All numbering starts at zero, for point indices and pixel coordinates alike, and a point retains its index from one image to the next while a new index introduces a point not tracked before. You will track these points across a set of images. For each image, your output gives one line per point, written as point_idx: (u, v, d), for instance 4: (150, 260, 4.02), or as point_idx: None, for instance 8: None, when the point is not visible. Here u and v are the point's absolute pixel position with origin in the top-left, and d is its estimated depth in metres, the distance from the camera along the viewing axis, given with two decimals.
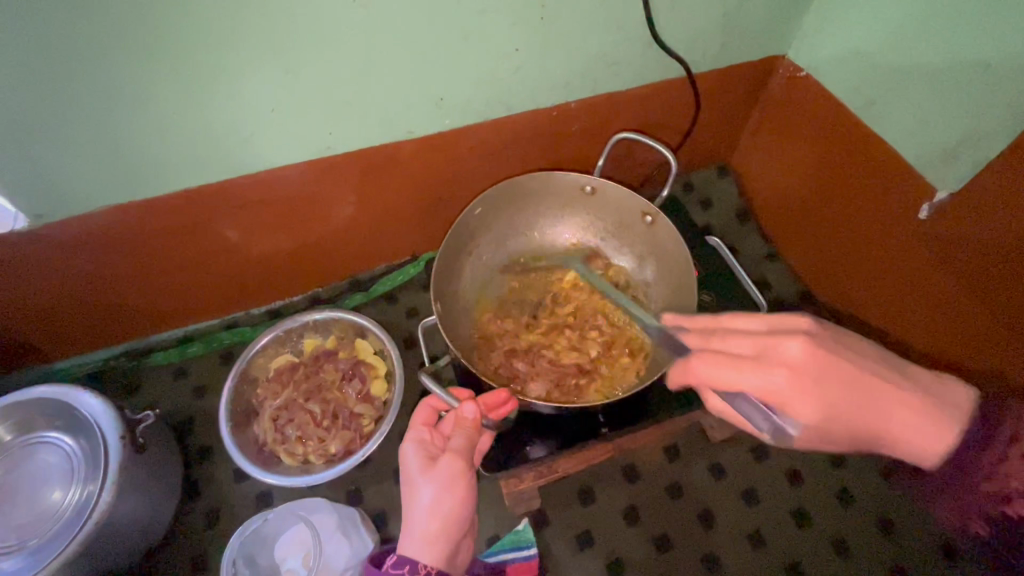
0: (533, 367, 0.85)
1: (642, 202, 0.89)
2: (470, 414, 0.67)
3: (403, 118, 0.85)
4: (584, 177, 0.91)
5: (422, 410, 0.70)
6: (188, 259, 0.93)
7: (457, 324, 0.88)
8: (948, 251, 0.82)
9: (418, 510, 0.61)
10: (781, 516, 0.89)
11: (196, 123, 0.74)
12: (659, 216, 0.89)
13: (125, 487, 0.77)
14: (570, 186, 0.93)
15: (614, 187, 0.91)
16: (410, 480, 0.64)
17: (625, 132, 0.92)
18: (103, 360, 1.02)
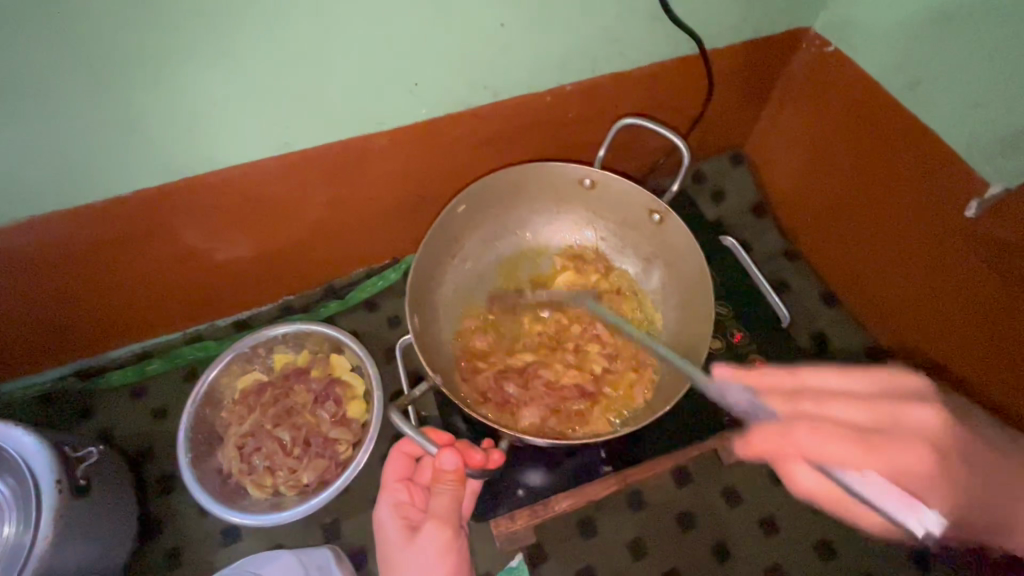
0: (526, 391, 0.74)
1: (649, 198, 0.78)
2: (449, 466, 0.59)
3: (373, 107, 0.73)
4: (583, 169, 0.79)
5: (396, 461, 0.66)
6: (136, 271, 0.82)
7: (439, 340, 0.78)
8: (1003, 257, 0.71)
9: None
10: (803, 548, 0.81)
11: (124, 117, 0.63)
12: (668, 214, 0.78)
13: (65, 536, 0.67)
14: (566, 179, 0.81)
15: (616, 181, 0.80)
16: (394, 550, 0.61)
17: (628, 118, 0.80)
18: (49, 382, 0.92)
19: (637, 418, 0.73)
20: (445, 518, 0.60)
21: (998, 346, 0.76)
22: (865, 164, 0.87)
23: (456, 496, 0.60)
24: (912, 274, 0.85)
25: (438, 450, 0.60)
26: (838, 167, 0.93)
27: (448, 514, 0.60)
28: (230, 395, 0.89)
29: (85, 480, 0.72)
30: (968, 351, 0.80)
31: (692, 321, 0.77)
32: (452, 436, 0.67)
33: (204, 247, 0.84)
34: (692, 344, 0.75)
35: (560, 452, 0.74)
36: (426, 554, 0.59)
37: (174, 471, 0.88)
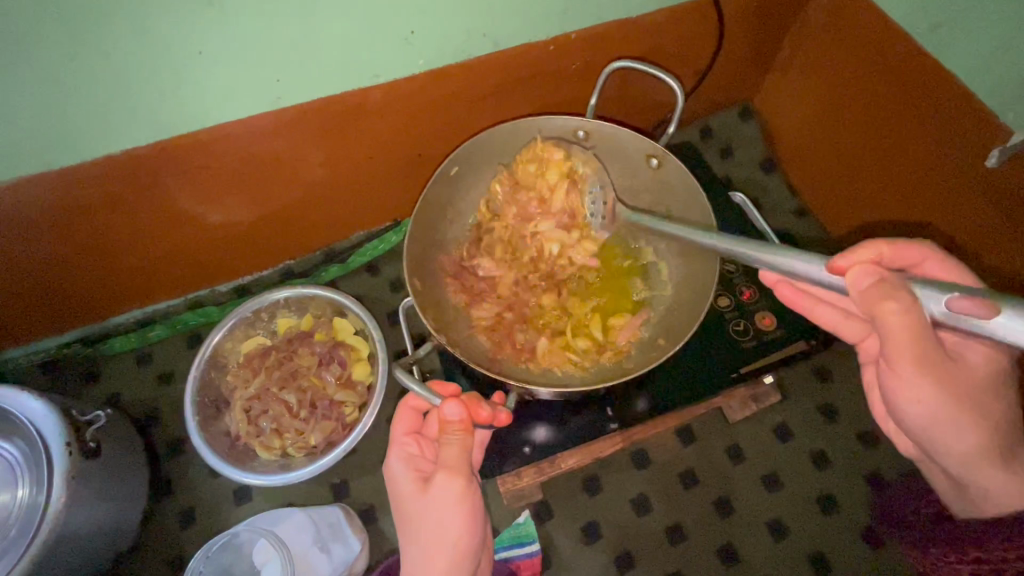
0: (519, 343, 0.76)
1: (647, 143, 0.76)
2: (454, 416, 0.57)
3: (366, 57, 0.70)
4: (577, 120, 0.78)
5: (405, 415, 0.66)
6: (130, 235, 0.81)
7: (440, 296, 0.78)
8: (988, 208, 0.73)
9: (437, 533, 0.57)
10: (806, 502, 0.82)
11: (105, 71, 0.60)
12: (666, 158, 0.76)
13: (77, 496, 0.68)
14: (561, 132, 0.80)
15: (610, 131, 0.78)
16: (410, 502, 0.60)
17: (620, 60, 0.76)
18: (54, 348, 0.92)
19: (638, 366, 0.72)
20: (457, 469, 0.57)
21: (999, 300, 0.75)
22: (871, 114, 0.85)
23: (465, 446, 0.57)
24: (917, 227, 0.84)
25: (442, 401, 0.59)
26: (842, 119, 0.91)
27: (459, 465, 0.57)
28: (235, 359, 0.89)
29: (94, 443, 0.72)
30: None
31: (693, 267, 0.77)
32: (459, 387, 0.66)
33: (199, 209, 0.82)
34: (690, 290, 0.76)
35: (565, 409, 0.74)
36: (442, 508, 0.57)
37: (182, 435, 0.90)
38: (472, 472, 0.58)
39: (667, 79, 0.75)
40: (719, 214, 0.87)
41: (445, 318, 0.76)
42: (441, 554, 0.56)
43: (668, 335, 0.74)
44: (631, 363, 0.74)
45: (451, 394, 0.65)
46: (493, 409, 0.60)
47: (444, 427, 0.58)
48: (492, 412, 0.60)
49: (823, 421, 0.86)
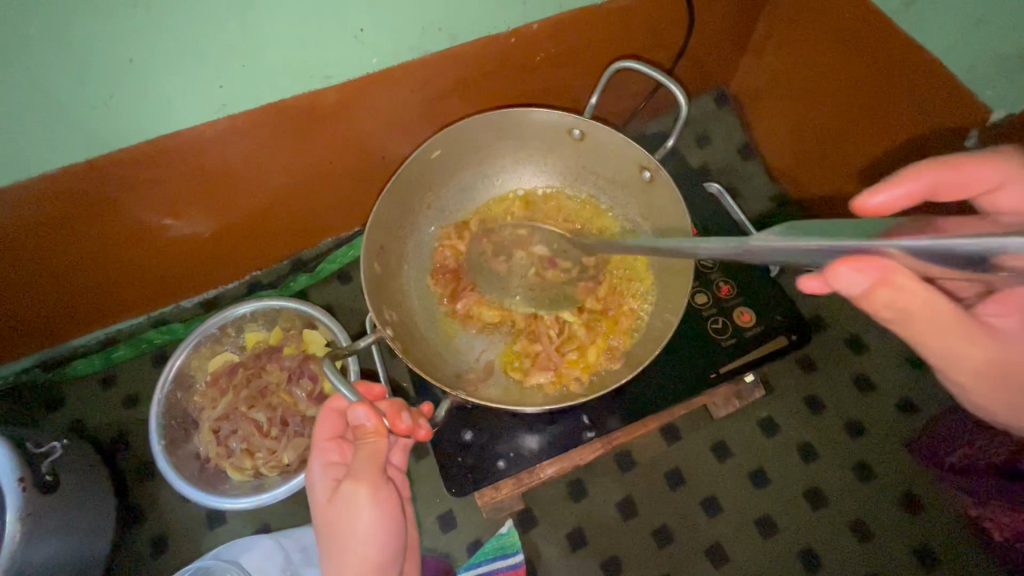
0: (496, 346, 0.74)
1: (641, 153, 0.71)
2: (364, 421, 0.55)
3: (315, 57, 0.66)
4: (570, 119, 0.74)
5: (327, 417, 0.61)
6: (81, 253, 0.77)
7: (405, 296, 0.74)
8: None
9: (360, 539, 0.54)
10: (795, 496, 0.80)
11: (30, 86, 0.56)
12: (658, 172, 0.72)
13: (34, 533, 0.65)
14: (550, 127, 0.75)
15: (608, 132, 0.73)
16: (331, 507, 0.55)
17: (628, 61, 0.72)
18: (11, 374, 0.88)
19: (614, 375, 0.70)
20: (369, 475, 0.54)
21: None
22: (864, 97, 0.80)
23: (377, 454, 0.55)
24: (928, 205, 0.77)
25: (353, 404, 0.56)
26: (834, 104, 0.85)
27: (368, 468, 0.54)
28: (202, 378, 0.86)
29: (51, 476, 0.69)
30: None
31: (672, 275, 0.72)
32: (385, 389, 0.64)
33: (151, 224, 0.78)
34: (672, 300, 0.70)
35: (542, 419, 0.71)
36: (351, 513, 0.54)
37: (152, 459, 0.86)
38: (385, 477, 0.55)
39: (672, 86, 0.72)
40: (696, 206, 0.84)
41: (404, 315, 0.73)
42: (351, 564, 0.54)
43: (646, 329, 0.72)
44: (617, 364, 0.70)
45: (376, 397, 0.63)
46: (416, 419, 0.58)
47: (357, 432, 0.55)
48: (412, 424, 0.57)
49: (809, 413, 0.84)
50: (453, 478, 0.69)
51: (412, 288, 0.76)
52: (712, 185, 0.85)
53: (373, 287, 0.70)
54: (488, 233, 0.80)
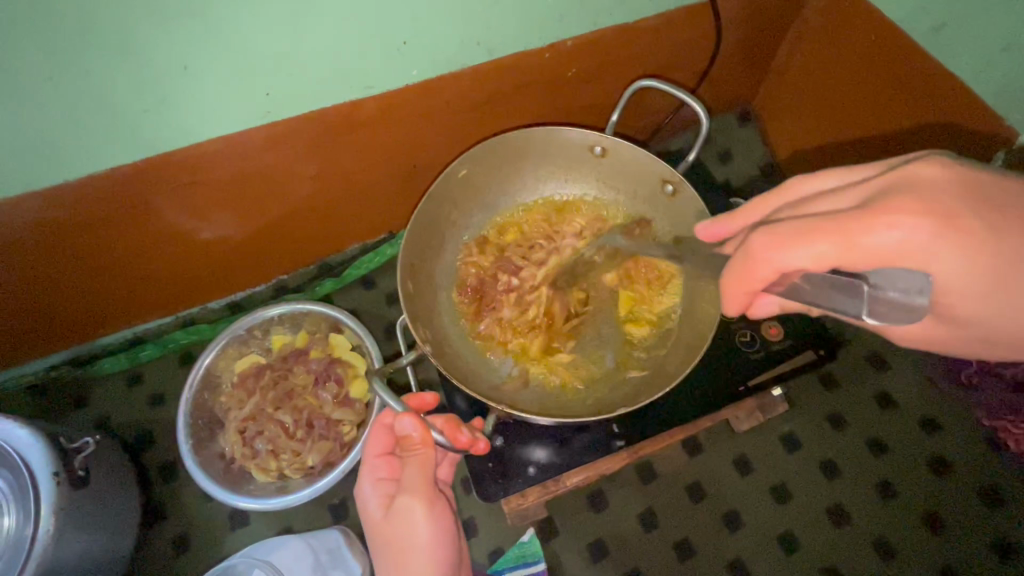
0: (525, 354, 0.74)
1: (665, 167, 0.74)
2: (410, 430, 0.56)
3: (358, 68, 0.68)
4: (596, 136, 0.76)
5: (380, 435, 0.60)
6: (119, 253, 0.79)
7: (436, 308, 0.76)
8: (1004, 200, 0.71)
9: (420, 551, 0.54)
10: (816, 513, 0.80)
11: (87, 89, 0.58)
12: (681, 185, 0.73)
13: (67, 527, 0.66)
14: (578, 142, 0.77)
15: (633, 150, 0.76)
16: (388, 521, 0.55)
17: (645, 79, 0.73)
18: (40, 371, 0.89)
19: (638, 384, 0.70)
20: (423, 488, 0.55)
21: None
22: (889, 120, 0.81)
23: (424, 463, 0.56)
24: None
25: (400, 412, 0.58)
26: (858, 127, 0.87)
27: (420, 482, 0.55)
28: (229, 379, 0.87)
29: (83, 471, 0.70)
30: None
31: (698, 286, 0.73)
32: (436, 397, 0.64)
33: (187, 226, 0.80)
34: (699, 311, 0.71)
35: (567, 428, 0.71)
36: (410, 525, 0.54)
37: (176, 457, 0.87)
38: (438, 492, 0.56)
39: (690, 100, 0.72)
40: None
41: (437, 329, 0.74)
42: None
43: (674, 336, 0.72)
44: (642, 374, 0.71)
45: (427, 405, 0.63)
46: (471, 435, 0.59)
47: (404, 441, 0.57)
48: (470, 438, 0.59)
49: (830, 429, 0.84)
50: (481, 481, 0.70)
51: (444, 297, 0.77)
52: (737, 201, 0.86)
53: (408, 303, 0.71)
54: (514, 246, 0.81)
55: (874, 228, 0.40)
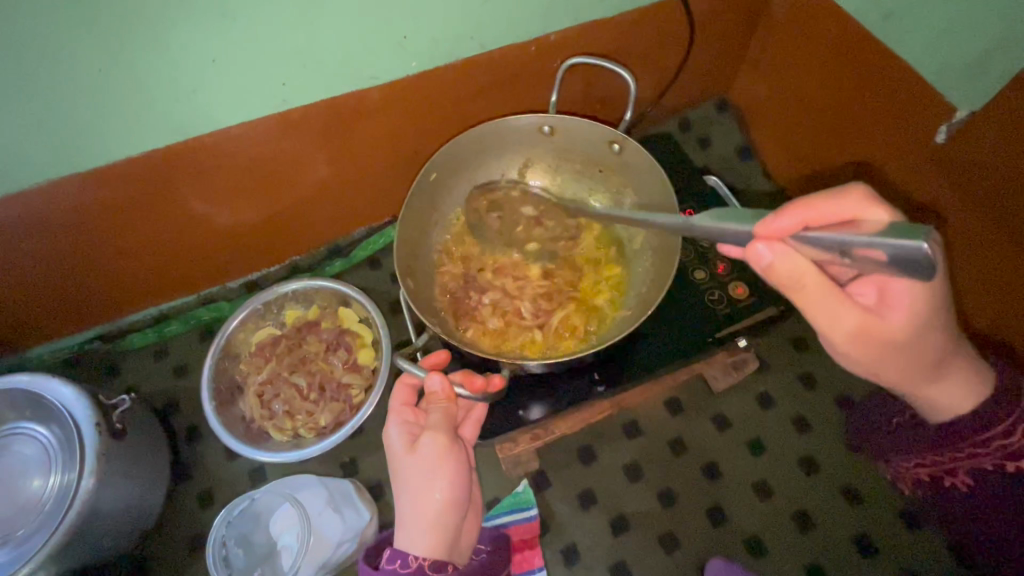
0: (518, 313, 0.80)
1: (607, 129, 0.80)
2: (438, 387, 0.65)
3: (364, 61, 0.76)
4: (540, 118, 0.83)
5: (400, 390, 0.69)
6: (149, 234, 0.87)
7: (428, 284, 0.83)
8: (971, 177, 0.74)
9: (438, 486, 0.60)
10: (789, 464, 0.87)
11: (129, 79, 0.66)
12: (626, 142, 0.81)
13: (107, 472, 0.74)
14: (526, 127, 0.85)
15: (575, 124, 0.83)
16: (411, 457, 0.62)
17: (571, 59, 0.81)
18: (76, 345, 0.98)
19: (613, 335, 0.77)
20: (445, 430, 0.63)
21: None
22: (856, 101, 0.88)
23: (447, 413, 0.64)
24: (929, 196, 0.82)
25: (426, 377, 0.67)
26: (830, 109, 0.93)
27: (443, 424, 0.63)
28: (247, 350, 0.95)
29: (120, 425, 0.78)
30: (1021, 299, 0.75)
31: (664, 235, 0.81)
32: (447, 354, 0.74)
33: (210, 208, 0.88)
34: (662, 255, 0.80)
35: (554, 378, 0.77)
36: (433, 458, 0.61)
37: (199, 422, 0.95)
38: (457, 437, 0.64)
39: (616, 69, 0.80)
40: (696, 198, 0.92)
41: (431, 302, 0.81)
42: (428, 507, 0.60)
43: (644, 282, 0.80)
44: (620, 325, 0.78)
45: (442, 360, 0.72)
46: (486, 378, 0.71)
47: (430, 396, 0.66)
48: (486, 379, 0.71)
49: (802, 388, 0.91)
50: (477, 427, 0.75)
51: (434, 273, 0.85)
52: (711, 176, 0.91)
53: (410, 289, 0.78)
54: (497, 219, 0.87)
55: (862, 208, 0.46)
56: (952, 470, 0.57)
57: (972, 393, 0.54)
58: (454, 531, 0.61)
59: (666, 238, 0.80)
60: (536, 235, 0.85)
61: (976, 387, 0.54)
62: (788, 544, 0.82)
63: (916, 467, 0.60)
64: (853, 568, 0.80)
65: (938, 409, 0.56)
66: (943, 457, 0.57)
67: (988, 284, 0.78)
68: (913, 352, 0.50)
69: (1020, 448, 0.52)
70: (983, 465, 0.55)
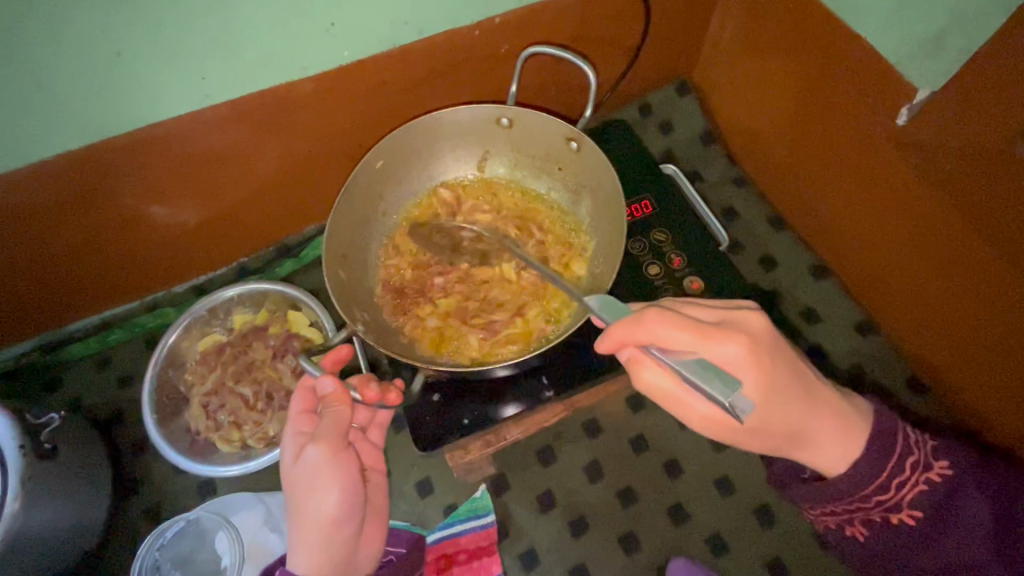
0: (465, 316, 0.77)
1: (564, 125, 0.77)
2: (330, 388, 0.61)
3: (291, 49, 0.71)
4: (496, 108, 0.79)
5: (301, 394, 0.63)
6: (78, 241, 0.82)
7: (363, 287, 0.79)
8: (935, 158, 0.72)
9: (325, 504, 0.59)
10: (751, 458, 0.85)
11: (26, 76, 0.61)
12: (583, 140, 0.77)
13: (35, 495, 0.70)
14: (482, 118, 0.81)
15: (532, 117, 0.79)
16: (299, 473, 0.60)
17: (536, 45, 0.77)
18: (11, 358, 0.93)
19: (555, 338, 0.74)
20: (332, 441, 0.60)
21: (967, 315, 0.76)
22: (814, 84, 0.84)
23: (339, 421, 0.61)
24: (892, 182, 0.79)
25: (319, 376, 0.63)
26: (791, 94, 0.89)
27: (331, 434, 0.60)
28: (193, 357, 0.91)
29: (50, 444, 0.74)
30: (940, 288, 0.78)
31: (612, 239, 0.77)
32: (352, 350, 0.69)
33: (143, 210, 0.83)
34: (609, 255, 0.76)
35: (502, 383, 0.75)
36: (319, 474, 0.59)
37: (145, 434, 0.91)
38: (346, 445, 0.61)
39: (580, 63, 0.76)
40: (653, 185, 0.88)
41: (372, 302, 0.78)
42: (314, 526, 0.59)
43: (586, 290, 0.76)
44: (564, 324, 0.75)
45: (343, 357, 0.68)
46: (382, 389, 0.66)
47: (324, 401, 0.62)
48: (380, 392, 0.65)
49: None
50: (423, 438, 0.72)
51: (377, 271, 0.81)
52: (669, 167, 0.89)
53: (341, 294, 0.74)
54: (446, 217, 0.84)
55: (710, 335, 0.50)
56: (850, 520, 0.55)
57: (849, 444, 0.54)
58: (348, 543, 0.61)
59: (617, 241, 0.76)
60: (488, 232, 0.82)
61: (852, 438, 0.54)
62: (750, 541, 0.80)
63: (822, 515, 0.57)
64: (815, 562, 0.79)
65: (827, 466, 0.55)
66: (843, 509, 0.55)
67: (951, 269, 0.75)
68: (766, 432, 0.54)
69: (896, 500, 0.53)
70: (873, 518, 0.54)
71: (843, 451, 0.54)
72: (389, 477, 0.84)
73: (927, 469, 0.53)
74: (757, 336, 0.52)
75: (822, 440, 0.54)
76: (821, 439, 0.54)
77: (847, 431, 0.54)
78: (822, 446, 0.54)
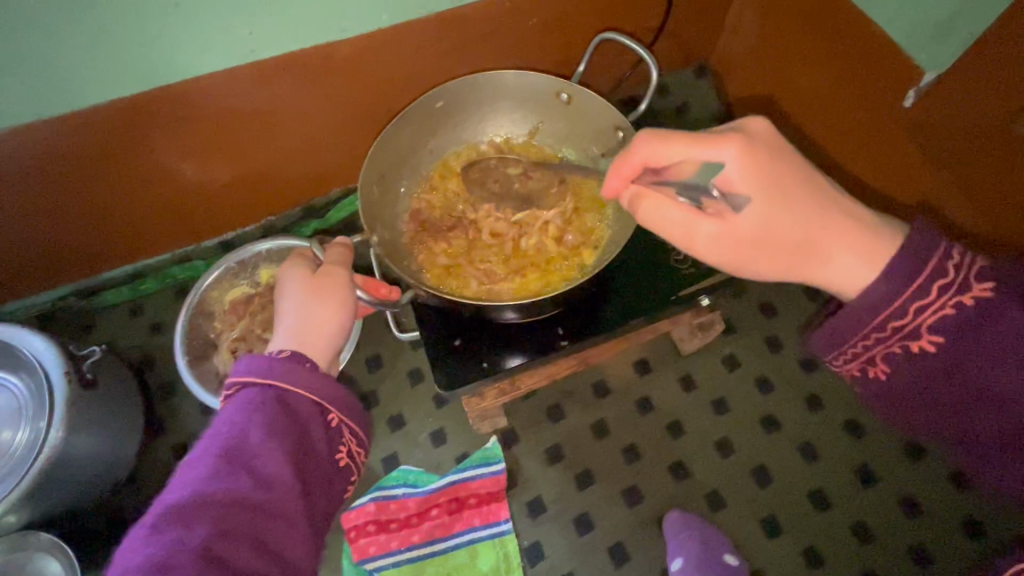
0: (485, 260, 0.80)
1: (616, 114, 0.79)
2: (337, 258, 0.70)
3: (333, 12, 0.76)
4: (560, 83, 0.82)
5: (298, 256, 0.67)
6: (117, 187, 0.86)
7: (393, 221, 0.84)
8: (941, 135, 0.75)
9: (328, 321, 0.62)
10: (750, 422, 0.89)
11: (90, 24, 0.65)
12: (628, 133, 0.79)
13: (77, 421, 0.75)
14: (546, 89, 0.85)
15: (590, 97, 0.82)
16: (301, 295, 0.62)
17: (611, 33, 0.79)
18: (50, 302, 0.98)
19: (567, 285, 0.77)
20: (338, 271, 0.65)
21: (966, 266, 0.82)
22: (828, 61, 0.88)
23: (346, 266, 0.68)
24: (907, 153, 0.82)
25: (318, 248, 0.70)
26: (811, 72, 0.92)
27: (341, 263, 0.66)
28: (220, 308, 0.95)
29: (92, 375, 0.78)
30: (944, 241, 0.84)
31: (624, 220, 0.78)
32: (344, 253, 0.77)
33: (179, 162, 0.87)
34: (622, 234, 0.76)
35: (521, 333, 0.78)
36: (327, 298, 0.63)
37: (173, 379, 0.96)
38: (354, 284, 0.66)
39: (644, 54, 0.77)
40: None
41: (397, 235, 0.83)
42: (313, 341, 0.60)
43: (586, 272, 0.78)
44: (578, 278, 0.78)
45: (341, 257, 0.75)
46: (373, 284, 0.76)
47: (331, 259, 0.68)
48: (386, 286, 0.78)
49: (767, 351, 0.93)
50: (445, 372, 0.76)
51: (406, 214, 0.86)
52: None
53: (370, 207, 0.80)
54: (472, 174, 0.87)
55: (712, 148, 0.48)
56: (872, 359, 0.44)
57: (873, 257, 0.46)
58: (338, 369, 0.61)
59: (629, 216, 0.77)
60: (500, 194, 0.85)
61: (877, 250, 0.46)
62: (746, 498, 0.85)
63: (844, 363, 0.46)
64: (807, 521, 0.83)
65: (846, 284, 0.47)
66: (866, 343, 0.44)
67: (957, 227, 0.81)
68: (772, 248, 0.48)
69: (914, 324, 0.42)
70: (895, 350, 0.43)
71: (866, 266, 0.46)
72: (406, 426, 0.89)
73: (960, 291, 0.40)
74: (752, 132, 0.49)
75: (841, 252, 0.46)
76: (837, 250, 0.47)
77: (870, 249, 0.46)
78: (838, 264, 0.47)
